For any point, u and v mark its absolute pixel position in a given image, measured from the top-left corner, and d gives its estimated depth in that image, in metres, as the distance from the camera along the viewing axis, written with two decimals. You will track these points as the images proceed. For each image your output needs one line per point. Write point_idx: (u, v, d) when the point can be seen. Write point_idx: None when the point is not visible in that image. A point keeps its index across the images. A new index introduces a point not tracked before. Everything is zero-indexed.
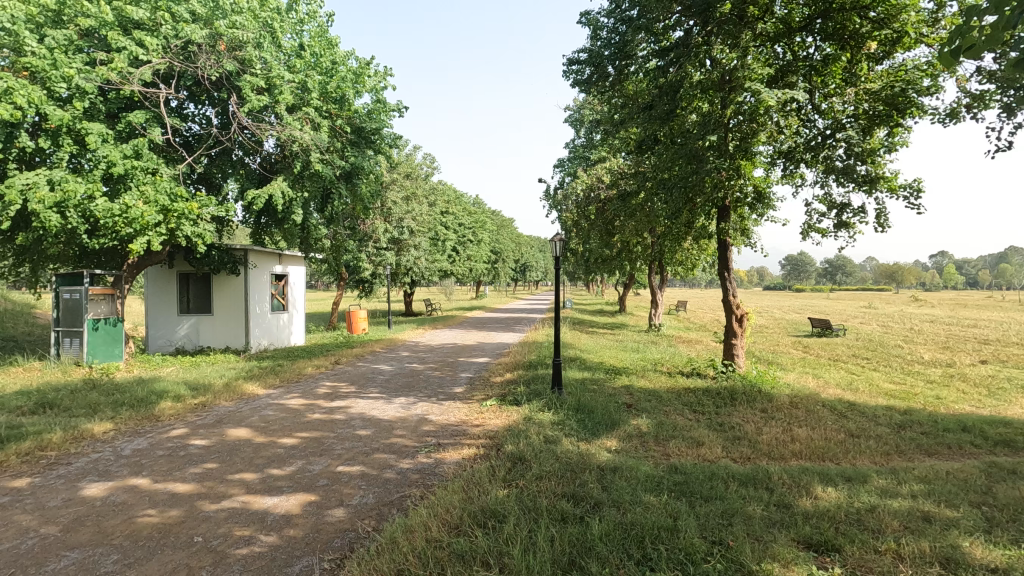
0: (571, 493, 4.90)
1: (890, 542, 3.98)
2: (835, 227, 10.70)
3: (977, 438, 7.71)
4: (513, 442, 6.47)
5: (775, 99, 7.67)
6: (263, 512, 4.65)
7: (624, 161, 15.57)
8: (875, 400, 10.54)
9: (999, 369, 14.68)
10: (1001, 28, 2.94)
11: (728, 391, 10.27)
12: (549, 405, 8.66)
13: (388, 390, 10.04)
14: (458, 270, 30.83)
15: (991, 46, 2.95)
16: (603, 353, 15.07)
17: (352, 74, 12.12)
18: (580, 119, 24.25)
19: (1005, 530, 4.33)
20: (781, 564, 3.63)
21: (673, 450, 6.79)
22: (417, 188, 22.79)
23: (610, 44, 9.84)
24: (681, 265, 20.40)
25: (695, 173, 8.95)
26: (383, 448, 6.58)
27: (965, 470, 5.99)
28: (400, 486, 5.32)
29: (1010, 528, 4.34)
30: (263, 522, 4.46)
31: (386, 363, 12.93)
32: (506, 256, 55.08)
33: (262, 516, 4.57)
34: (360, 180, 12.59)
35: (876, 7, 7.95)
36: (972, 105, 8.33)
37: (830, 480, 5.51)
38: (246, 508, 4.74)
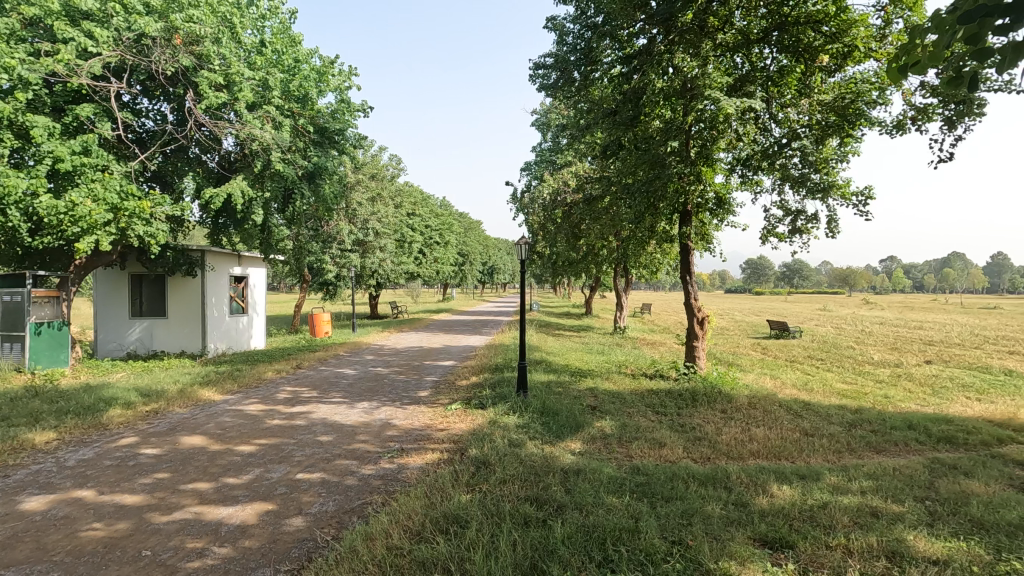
0: (534, 497, 4.90)
1: (840, 537, 4.12)
2: (791, 232, 11.09)
3: (921, 436, 8.08)
4: (477, 446, 6.43)
5: (734, 107, 7.84)
6: (217, 523, 4.48)
7: (589, 165, 15.81)
8: (829, 400, 10.92)
9: (942, 369, 15.42)
10: (942, 48, 3.06)
11: (689, 392, 10.49)
12: (514, 408, 8.67)
13: (351, 394, 9.87)
14: (426, 272, 30.69)
15: (932, 64, 3.09)
16: (569, 355, 15.19)
17: (315, 73, 11.99)
18: (546, 123, 24.43)
19: (946, 522, 4.53)
20: (738, 563, 3.70)
21: (636, 451, 6.88)
22: (383, 189, 22.57)
23: (576, 49, 9.97)
24: (645, 269, 20.73)
25: (658, 178, 9.13)
26: (345, 454, 6.45)
27: (911, 466, 6.25)
28: (362, 493, 5.21)
29: (951, 521, 4.55)
30: (217, 533, 4.30)
31: (350, 367, 12.71)
32: (474, 259, 55.04)
33: (216, 527, 4.40)
34: (324, 181, 12.37)
35: (829, 22, 8.28)
36: (917, 118, 8.76)
37: (786, 479, 5.66)
38: (199, 519, 4.56)
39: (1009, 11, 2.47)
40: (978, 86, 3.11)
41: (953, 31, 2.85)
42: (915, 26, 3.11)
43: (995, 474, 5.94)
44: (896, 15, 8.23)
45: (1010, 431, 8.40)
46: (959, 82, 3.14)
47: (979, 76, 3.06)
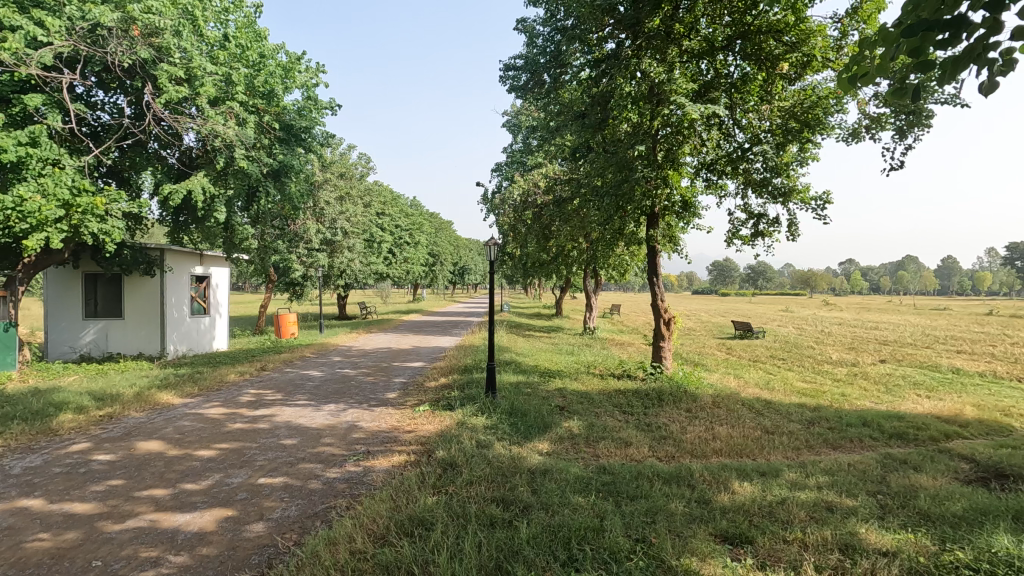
0: (501, 498, 4.90)
1: (797, 532, 4.25)
2: (754, 235, 11.40)
3: (874, 432, 8.41)
4: (445, 447, 6.40)
5: (699, 113, 7.98)
6: (172, 531, 4.35)
7: (559, 168, 15.95)
8: (789, 398, 11.26)
9: (895, 368, 16.06)
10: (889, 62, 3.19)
11: (655, 392, 10.67)
12: (483, 409, 8.66)
13: (317, 396, 9.69)
14: (396, 272, 30.40)
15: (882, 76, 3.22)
16: (539, 356, 15.23)
17: (281, 69, 11.77)
18: (516, 125, 24.52)
19: (895, 515, 4.72)
20: (699, 558, 3.79)
21: (602, 450, 6.96)
22: (351, 188, 22.26)
23: (546, 52, 10.21)
24: (615, 270, 20.96)
25: (625, 181, 9.26)
26: (309, 457, 6.33)
27: (865, 462, 6.50)
28: (326, 497, 5.12)
29: (900, 513, 4.75)
30: (173, 541, 4.17)
31: (316, 369, 12.49)
32: (445, 260, 54.77)
33: (171, 535, 4.27)
34: (290, 179, 12.17)
35: (789, 32, 8.48)
36: (871, 127, 9.12)
37: (747, 475, 5.82)
38: (154, 527, 4.42)
39: (948, 26, 2.63)
40: (920, 96, 3.25)
41: (897, 44, 2.98)
42: (864, 38, 3.24)
43: (942, 468, 6.22)
44: (851, 28, 8.55)
45: (956, 426, 8.83)
46: (906, 92, 3.25)
47: (921, 87, 3.21)
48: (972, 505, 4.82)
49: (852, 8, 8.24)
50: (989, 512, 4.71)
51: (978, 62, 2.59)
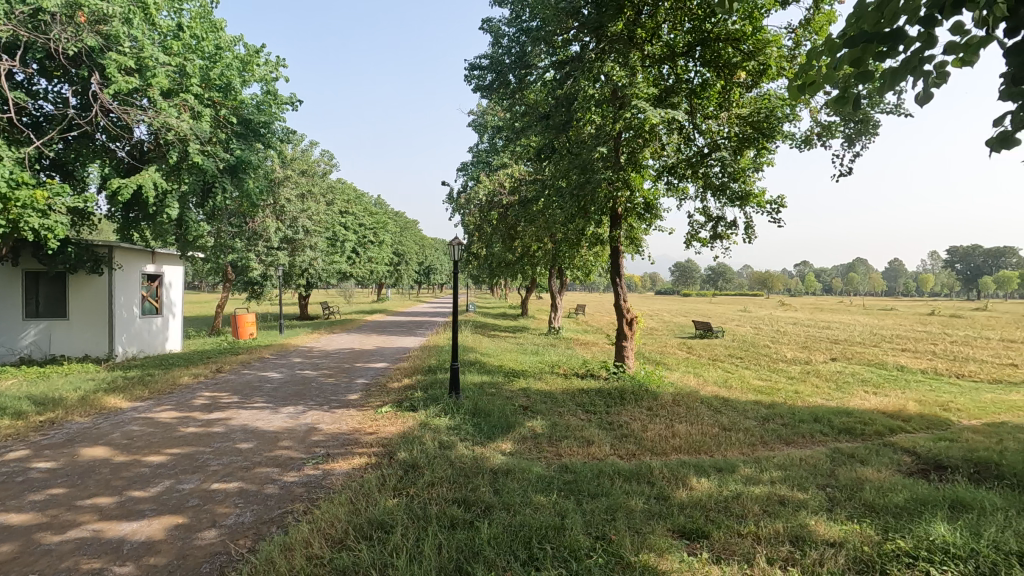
0: (462, 499, 4.87)
1: (751, 525, 4.38)
2: (713, 238, 11.69)
3: (825, 427, 8.73)
4: (407, 449, 6.31)
5: (659, 118, 8.15)
6: (118, 541, 4.16)
7: (524, 168, 16.01)
8: (746, 396, 11.58)
9: (845, 366, 16.75)
10: (835, 69, 3.26)
11: (618, 391, 10.80)
12: (446, 409, 8.60)
13: (275, 399, 9.43)
14: (359, 272, 29.88)
15: (830, 83, 3.28)
16: (504, 356, 15.24)
17: (239, 62, 11.43)
18: (482, 124, 24.50)
19: (843, 507, 4.91)
20: (656, 554, 3.86)
21: (564, 450, 7.02)
22: (313, 185, 21.79)
23: (511, 52, 10.23)
24: (579, 271, 21.18)
25: (587, 182, 9.32)
26: (266, 461, 6.16)
27: (815, 456, 6.76)
28: (283, 502, 4.99)
29: (847, 505, 4.95)
30: (118, 551, 3.98)
31: (275, 370, 12.18)
32: (411, 259, 54.25)
33: (117, 545, 4.08)
34: (247, 175, 11.76)
35: (746, 41, 8.72)
36: (822, 134, 9.47)
37: (704, 472, 5.95)
38: (98, 537, 4.21)
39: (886, 40, 2.63)
40: (861, 105, 3.32)
41: (841, 54, 3.02)
42: (810, 47, 3.29)
43: (886, 461, 6.50)
44: (804, 38, 8.85)
45: (900, 421, 9.25)
46: (847, 102, 3.33)
47: (864, 98, 3.29)
48: (913, 496, 5.06)
49: (805, 20, 8.54)
50: (929, 502, 4.94)
51: (914, 73, 2.60)
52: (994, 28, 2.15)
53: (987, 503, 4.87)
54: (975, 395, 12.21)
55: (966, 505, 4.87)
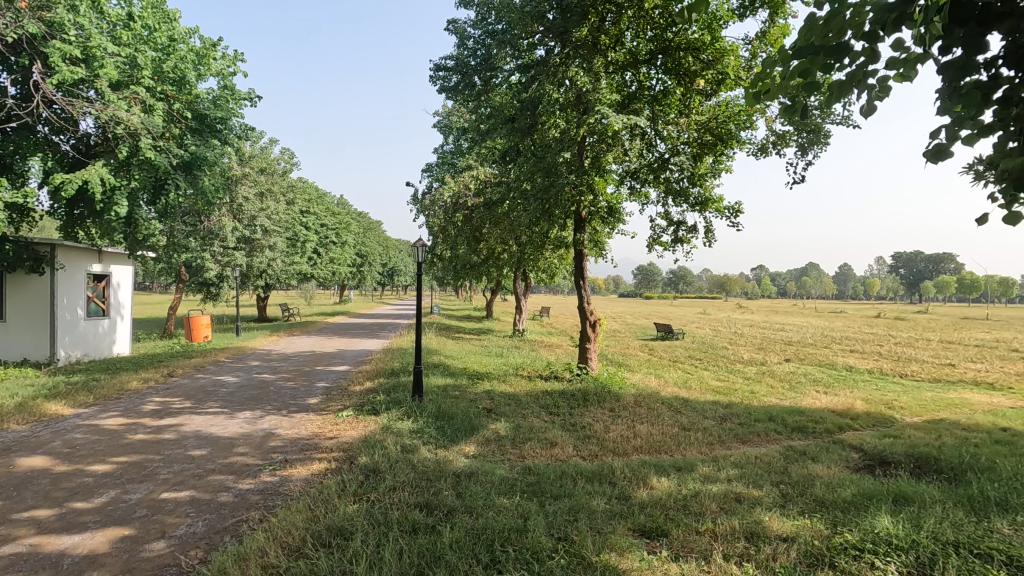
0: (424, 503, 4.80)
1: (708, 523, 4.48)
2: (674, 241, 11.95)
3: (779, 426, 9.03)
4: (368, 453, 6.19)
5: (622, 124, 8.28)
6: (57, 556, 3.93)
7: (489, 170, 16.03)
8: (705, 396, 11.88)
9: (798, 366, 17.39)
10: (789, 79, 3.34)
11: (581, 393, 10.89)
12: (409, 412, 8.48)
13: (230, 404, 9.12)
14: (321, 273, 29.27)
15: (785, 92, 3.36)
16: (468, 358, 15.18)
17: (194, 55, 11.04)
18: (447, 126, 24.41)
19: (795, 503, 5.08)
20: (617, 553, 3.90)
21: (528, 452, 7.03)
22: (273, 184, 21.23)
23: (476, 54, 10.24)
24: (544, 273, 21.31)
25: (552, 185, 9.40)
26: (220, 468, 5.94)
27: (770, 454, 6.97)
28: (237, 510, 4.82)
29: (799, 501, 5.12)
30: (58, 566, 3.77)
31: (231, 374, 11.77)
32: (374, 260, 53.54)
33: (55, 560, 3.85)
34: (202, 172, 11.35)
35: (705, 51, 8.97)
36: (777, 143, 9.81)
37: (664, 471, 6.07)
38: (34, 553, 3.97)
39: (835, 53, 2.67)
40: (811, 117, 3.42)
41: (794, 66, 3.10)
42: (765, 58, 3.37)
43: (836, 458, 6.78)
44: (760, 50, 9.16)
45: (849, 419, 9.64)
46: (799, 112, 3.42)
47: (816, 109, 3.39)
48: (860, 491, 5.28)
49: (761, 32, 8.84)
50: (874, 496, 5.17)
51: (860, 87, 2.66)
52: (932, 46, 2.18)
53: (927, 495, 5.13)
54: (916, 393, 12.86)
55: (908, 498, 5.12)
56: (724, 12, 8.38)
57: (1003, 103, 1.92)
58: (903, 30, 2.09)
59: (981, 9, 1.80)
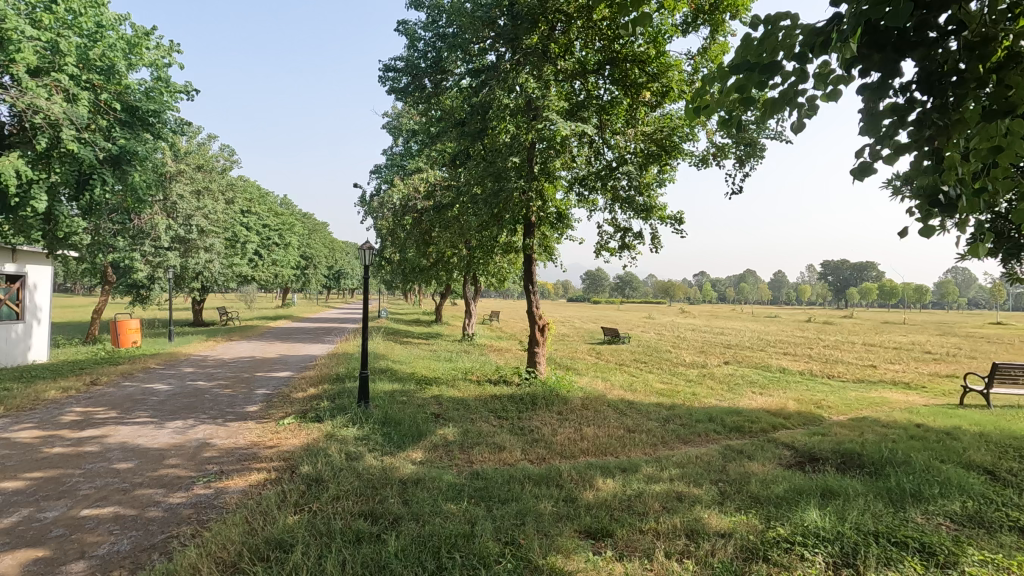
0: (369, 512, 4.70)
1: (651, 522, 4.61)
2: (620, 248, 12.25)
3: (718, 426, 9.40)
4: (310, 462, 5.99)
5: (571, 131, 8.43)
6: None
7: (439, 174, 15.94)
8: (649, 398, 12.22)
9: (736, 368, 18.19)
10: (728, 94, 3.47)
11: (530, 397, 10.96)
12: (354, 419, 8.28)
13: (161, 413, 8.61)
14: (262, 275, 28.16)
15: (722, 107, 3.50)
16: (416, 363, 14.98)
17: (124, 43, 10.45)
18: (396, 128, 24.12)
19: (732, 500, 5.30)
20: (563, 555, 3.95)
21: (476, 456, 7.01)
22: (211, 182, 20.29)
23: (426, 57, 10.18)
24: (494, 278, 21.35)
25: (501, 190, 9.45)
26: (149, 482, 5.59)
27: (709, 453, 7.25)
28: (167, 526, 4.55)
29: (736, 498, 5.35)
30: None
31: (162, 382, 11.11)
32: (319, 263, 52.05)
33: None
34: (133, 168, 10.59)
35: (651, 64, 9.29)
36: (717, 155, 10.25)
37: (609, 473, 6.19)
38: None
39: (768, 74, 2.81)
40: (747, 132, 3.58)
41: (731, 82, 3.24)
42: (705, 74, 3.51)
43: (770, 456, 7.12)
44: (701, 65, 9.56)
45: (782, 419, 10.15)
46: (738, 126, 3.56)
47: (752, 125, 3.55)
48: (791, 486, 5.57)
49: (703, 48, 9.24)
50: (804, 491, 5.46)
51: (790, 106, 2.81)
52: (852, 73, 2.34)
53: (851, 489, 5.47)
54: (842, 393, 13.70)
55: (834, 492, 5.43)
56: (669, 28, 8.71)
57: (917, 125, 2.07)
58: (831, 53, 2.24)
59: (896, 37, 1.96)
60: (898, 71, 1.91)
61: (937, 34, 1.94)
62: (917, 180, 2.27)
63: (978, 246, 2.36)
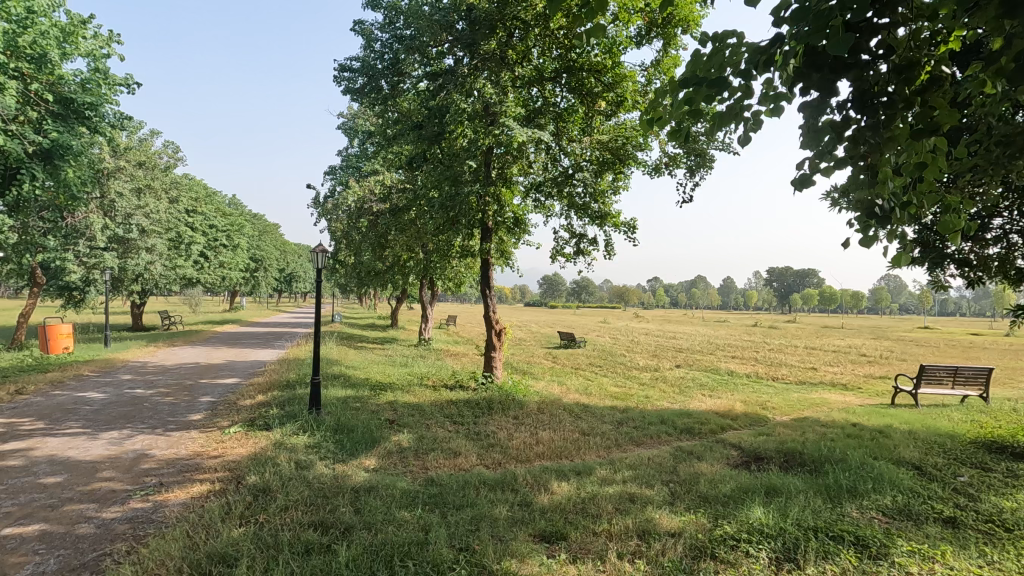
0: (319, 522, 4.58)
1: (605, 523, 4.68)
2: (576, 253, 12.43)
3: (670, 428, 9.66)
4: (257, 472, 5.79)
5: (528, 137, 8.51)
6: None
7: (396, 177, 15.76)
8: (603, 402, 12.42)
9: (687, 371, 18.73)
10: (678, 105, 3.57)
11: (486, 401, 10.94)
12: (305, 427, 8.05)
13: (94, 423, 8.12)
14: (208, 278, 27.04)
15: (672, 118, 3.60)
16: (370, 368, 14.71)
17: (58, 31, 9.85)
18: (352, 129, 23.69)
19: (681, 500, 5.46)
20: (518, 560, 3.97)
21: (431, 462, 6.95)
22: (153, 179, 19.35)
23: (383, 58, 10.07)
24: (451, 282, 21.24)
25: (457, 194, 9.43)
26: (79, 497, 5.27)
27: (660, 455, 7.43)
28: (100, 543, 4.30)
29: (686, 498, 5.50)
30: None
31: (96, 390, 10.49)
32: (270, 265, 50.45)
33: None
34: (66, 163, 9.99)
35: (606, 74, 9.50)
36: (669, 164, 10.57)
37: (564, 476, 6.25)
38: None
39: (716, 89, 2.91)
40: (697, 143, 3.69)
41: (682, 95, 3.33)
42: (657, 86, 3.60)
43: (718, 456, 7.37)
44: (654, 77, 9.85)
45: (729, 420, 10.52)
46: (687, 137, 3.67)
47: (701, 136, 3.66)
48: (738, 485, 5.78)
49: (655, 61, 9.53)
50: (749, 489, 5.67)
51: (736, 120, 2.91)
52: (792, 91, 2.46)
53: (792, 486, 5.72)
54: (785, 394, 14.32)
55: (777, 490, 5.67)
56: (623, 39, 8.94)
57: (852, 141, 2.20)
58: (774, 72, 2.34)
59: (832, 61, 2.08)
60: (836, 92, 2.03)
61: (869, 57, 2.07)
62: (854, 194, 2.43)
63: (908, 255, 2.52)
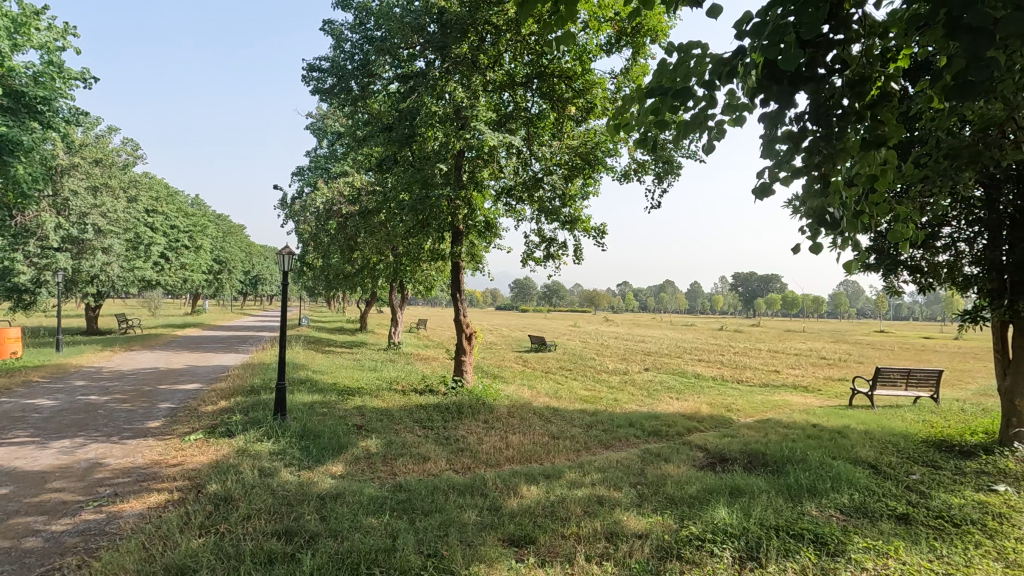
0: (284, 530, 4.48)
1: (573, 526, 4.72)
2: (546, 257, 12.49)
3: (638, 431, 9.79)
4: (219, 480, 5.62)
5: (499, 142, 8.53)
6: None
7: (365, 179, 15.57)
8: (573, 405, 12.49)
9: (655, 375, 19.02)
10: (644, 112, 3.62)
11: (455, 406, 10.87)
12: (270, 433, 7.86)
13: (43, 432, 7.75)
14: (169, 280, 26.18)
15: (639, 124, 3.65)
16: (338, 373, 14.47)
17: (9, 21, 9.41)
18: (321, 129, 23.32)
19: (648, 501, 5.54)
20: (486, 564, 3.96)
21: (399, 468, 6.87)
22: (110, 177, 18.65)
23: (353, 58, 9.96)
24: (421, 286, 21.07)
25: (427, 197, 9.37)
26: (26, 509, 5.02)
27: (628, 457, 7.52)
28: (48, 557, 4.11)
29: (653, 499, 5.58)
30: None
31: (46, 397, 10.01)
32: (235, 267, 49.12)
33: None
34: (15, 159, 9.54)
35: (577, 80, 9.60)
36: (637, 170, 10.75)
37: (533, 480, 6.27)
38: None
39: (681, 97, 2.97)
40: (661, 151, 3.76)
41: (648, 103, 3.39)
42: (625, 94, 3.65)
43: (684, 458, 7.51)
44: (624, 84, 10.01)
45: (696, 422, 10.72)
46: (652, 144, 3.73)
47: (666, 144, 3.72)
48: (703, 486, 5.90)
49: (625, 69, 9.69)
50: (714, 490, 5.80)
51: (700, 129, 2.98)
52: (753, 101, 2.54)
53: (755, 486, 5.87)
54: (749, 396, 14.67)
55: (740, 490, 5.80)
56: (593, 47, 9.07)
57: (808, 151, 2.27)
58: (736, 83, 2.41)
59: (789, 73, 2.15)
60: (792, 103, 2.11)
61: (825, 71, 2.15)
62: (808, 202, 2.51)
63: (858, 262, 2.62)
